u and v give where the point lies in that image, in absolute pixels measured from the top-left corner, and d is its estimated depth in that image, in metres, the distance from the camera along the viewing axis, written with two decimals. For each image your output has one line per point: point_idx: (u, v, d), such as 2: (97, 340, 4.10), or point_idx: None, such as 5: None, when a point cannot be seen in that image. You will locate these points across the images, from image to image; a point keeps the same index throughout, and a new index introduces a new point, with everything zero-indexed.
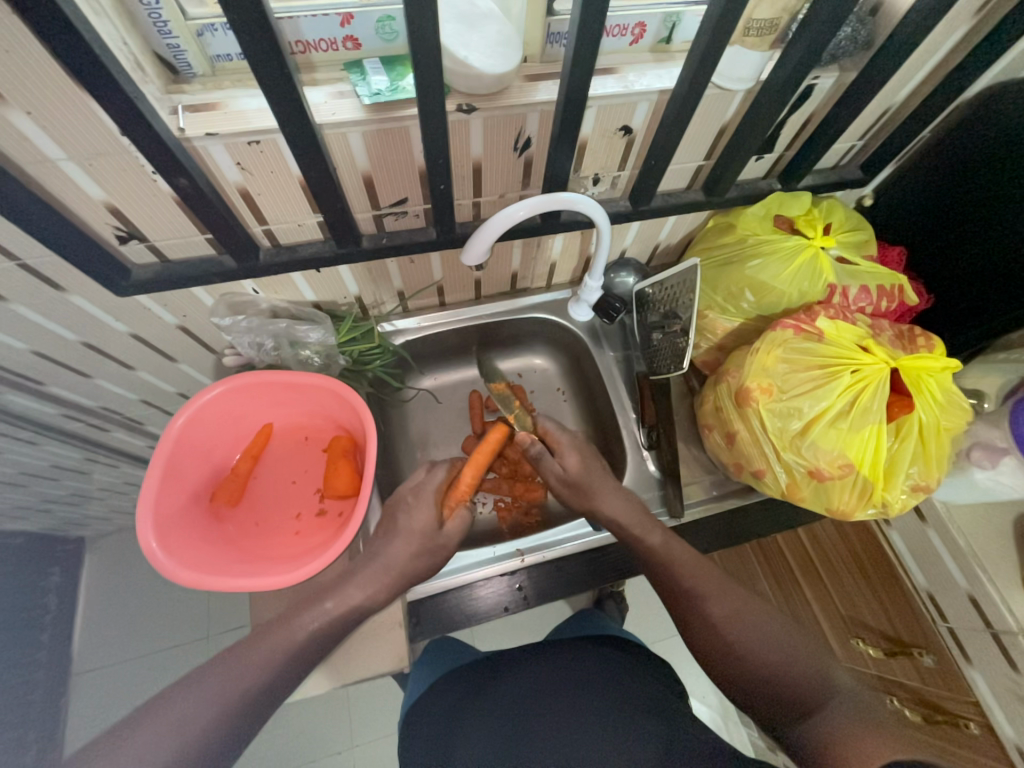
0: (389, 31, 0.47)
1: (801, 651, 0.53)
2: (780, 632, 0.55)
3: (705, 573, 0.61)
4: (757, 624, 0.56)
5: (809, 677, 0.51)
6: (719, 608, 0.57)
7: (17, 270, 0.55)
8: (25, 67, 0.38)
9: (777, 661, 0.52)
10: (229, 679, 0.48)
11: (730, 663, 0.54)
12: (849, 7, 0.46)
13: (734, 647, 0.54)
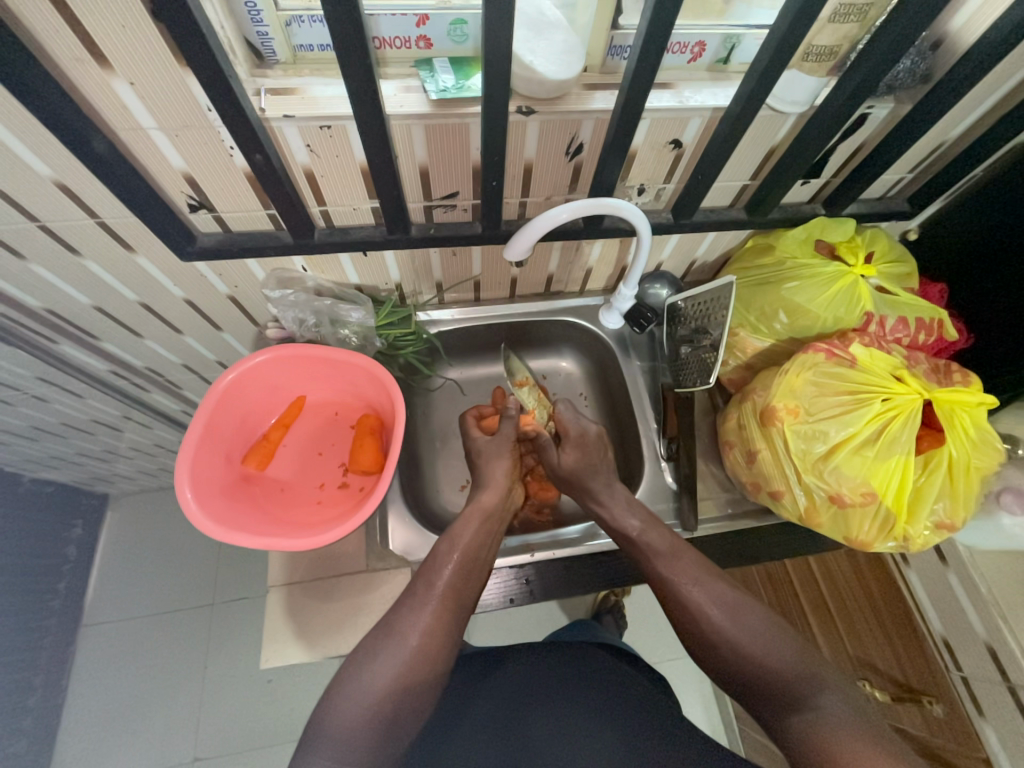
0: (460, 34, 0.50)
1: (788, 645, 0.54)
2: (765, 626, 0.56)
3: (687, 562, 0.62)
4: (749, 620, 0.56)
5: (797, 674, 0.52)
6: (704, 599, 0.58)
7: (95, 227, 0.59)
8: (135, 40, 0.42)
9: (759, 655, 0.54)
10: (418, 610, 0.56)
11: (715, 654, 0.56)
12: (910, 40, 0.47)
13: (721, 640, 0.56)
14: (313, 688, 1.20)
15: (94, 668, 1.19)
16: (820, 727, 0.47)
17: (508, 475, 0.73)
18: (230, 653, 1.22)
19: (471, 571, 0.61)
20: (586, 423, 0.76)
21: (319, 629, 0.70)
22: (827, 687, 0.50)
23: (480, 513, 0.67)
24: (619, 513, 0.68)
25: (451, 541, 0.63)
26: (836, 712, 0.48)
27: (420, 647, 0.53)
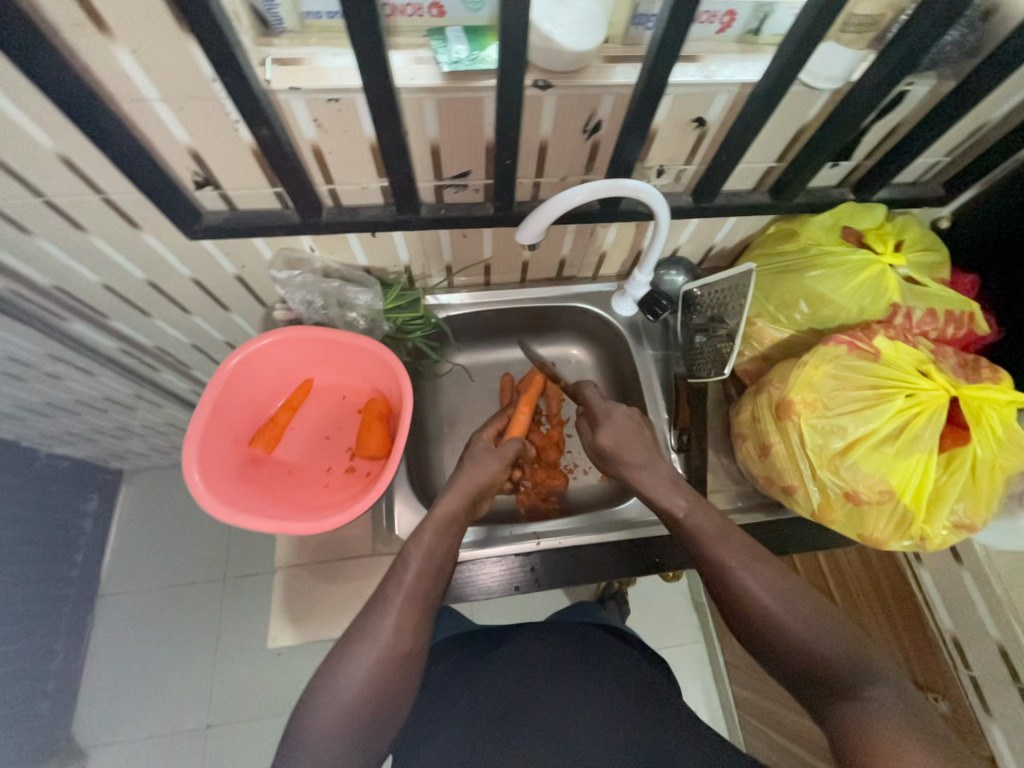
0: (475, 0, 0.47)
1: (845, 638, 0.51)
2: (819, 616, 0.52)
3: (735, 544, 0.59)
4: (794, 601, 0.54)
5: (846, 660, 0.49)
6: (753, 581, 0.56)
7: (100, 202, 0.58)
8: (136, 5, 0.40)
9: (812, 643, 0.51)
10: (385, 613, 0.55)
11: (763, 633, 0.53)
12: (960, 9, 0.44)
13: (766, 622, 0.53)
14: (323, 663, 1.23)
15: (112, 637, 1.23)
16: (871, 720, 0.45)
17: (478, 488, 0.69)
18: (241, 627, 1.25)
19: (438, 573, 0.60)
20: (613, 406, 0.77)
21: (327, 612, 0.71)
22: (877, 674, 0.48)
23: (437, 518, 0.64)
24: (663, 493, 0.66)
25: (418, 543, 0.61)
26: (887, 703, 0.46)
27: (390, 652, 0.52)
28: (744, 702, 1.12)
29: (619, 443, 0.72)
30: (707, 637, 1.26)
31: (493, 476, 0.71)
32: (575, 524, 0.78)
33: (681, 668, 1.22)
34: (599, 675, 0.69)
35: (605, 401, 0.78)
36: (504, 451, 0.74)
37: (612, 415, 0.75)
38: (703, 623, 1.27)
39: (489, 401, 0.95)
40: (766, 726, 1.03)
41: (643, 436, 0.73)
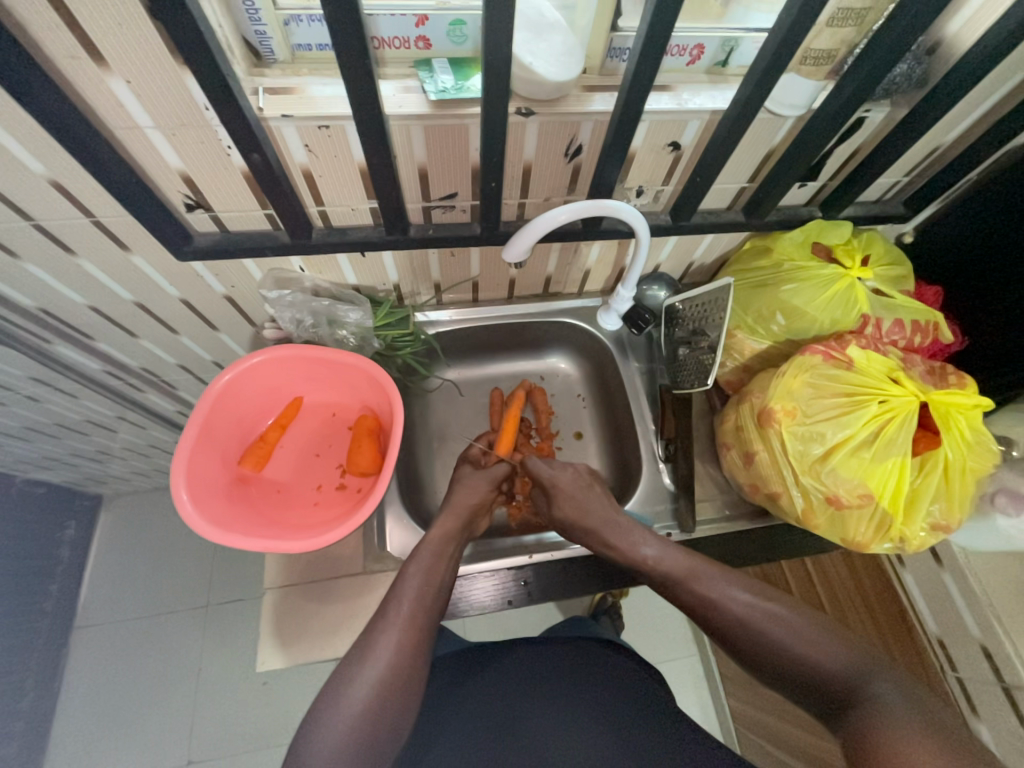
0: (459, 34, 0.50)
1: (839, 642, 0.53)
2: (807, 624, 0.54)
3: (706, 574, 0.61)
4: (782, 616, 0.55)
5: (844, 665, 0.51)
6: (737, 604, 0.57)
7: (89, 226, 0.59)
8: (132, 38, 0.42)
9: (808, 654, 0.52)
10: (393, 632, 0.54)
11: (759, 656, 0.55)
12: (906, 46, 0.48)
13: (758, 643, 0.55)
14: (310, 691, 1.19)
15: (87, 670, 1.18)
16: (877, 722, 0.46)
17: (470, 508, 0.71)
18: (225, 656, 1.21)
19: (438, 594, 0.60)
20: (558, 472, 0.75)
21: (316, 631, 0.70)
22: (875, 674, 0.49)
23: (435, 538, 0.64)
24: (628, 543, 0.67)
25: (417, 563, 0.61)
26: (891, 702, 0.47)
27: (392, 673, 0.51)
28: (740, 714, 1.12)
29: (573, 509, 0.71)
30: (701, 650, 1.25)
31: (486, 495, 0.73)
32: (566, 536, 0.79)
33: (676, 681, 1.22)
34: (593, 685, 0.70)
35: (551, 465, 0.77)
36: (493, 472, 0.76)
37: (559, 481, 0.74)
38: (697, 636, 1.26)
39: (479, 416, 0.95)
40: (761, 737, 1.03)
41: (593, 489, 0.73)
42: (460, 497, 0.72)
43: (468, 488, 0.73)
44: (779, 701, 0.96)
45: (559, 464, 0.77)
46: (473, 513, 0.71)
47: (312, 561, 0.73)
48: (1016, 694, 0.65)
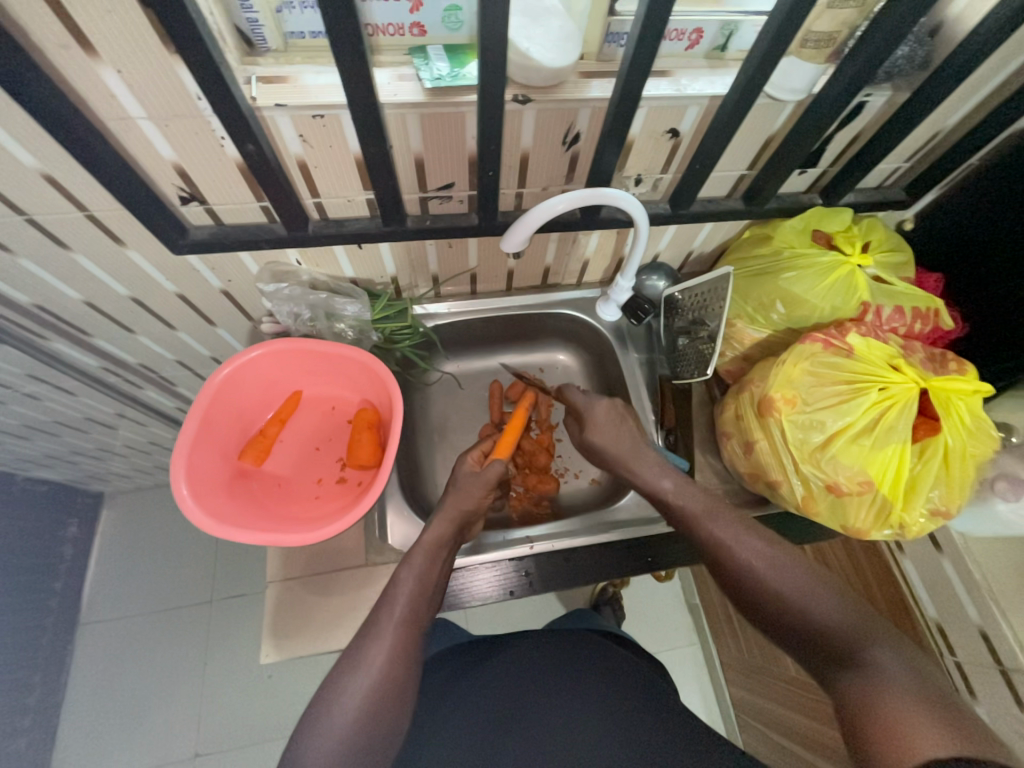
0: (454, 20, 0.49)
1: (847, 605, 0.50)
2: (812, 581, 0.52)
3: (723, 518, 0.61)
4: (789, 567, 0.54)
5: (846, 627, 0.48)
6: (746, 552, 0.56)
7: (83, 220, 0.58)
8: (121, 26, 0.41)
9: (809, 610, 0.50)
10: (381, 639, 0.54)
11: (761, 603, 0.54)
12: (908, 27, 0.47)
13: (763, 592, 0.54)
14: (315, 683, 1.20)
15: (93, 667, 1.19)
16: (872, 685, 0.43)
17: (463, 512, 0.69)
18: (228, 651, 1.22)
19: (427, 598, 0.59)
20: (594, 401, 0.78)
21: (319, 624, 0.70)
22: (878, 637, 0.46)
23: (427, 544, 0.64)
24: (652, 473, 0.69)
25: (409, 568, 0.61)
26: (893, 668, 0.44)
27: (383, 676, 0.51)
28: (741, 702, 1.13)
29: (606, 439, 0.75)
30: (701, 639, 1.26)
31: (479, 500, 0.71)
32: (566, 527, 0.79)
33: (677, 670, 1.23)
34: (595, 676, 0.70)
35: (587, 395, 0.79)
36: (486, 476, 0.71)
37: (595, 413, 0.77)
38: (697, 625, 1.27)
39: (479, 408, 0.95)
40: (762, 723, 1.04)
41: (628, 424, 0.75)
42: (454, 501, 0.70)
43: (464, 492, 0.71)
44: (779, 688, 0.97)
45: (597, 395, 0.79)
46: (465, 520, 0.69)
47: (315, 554, 0.73)
48: (1014, 678, 0.65)
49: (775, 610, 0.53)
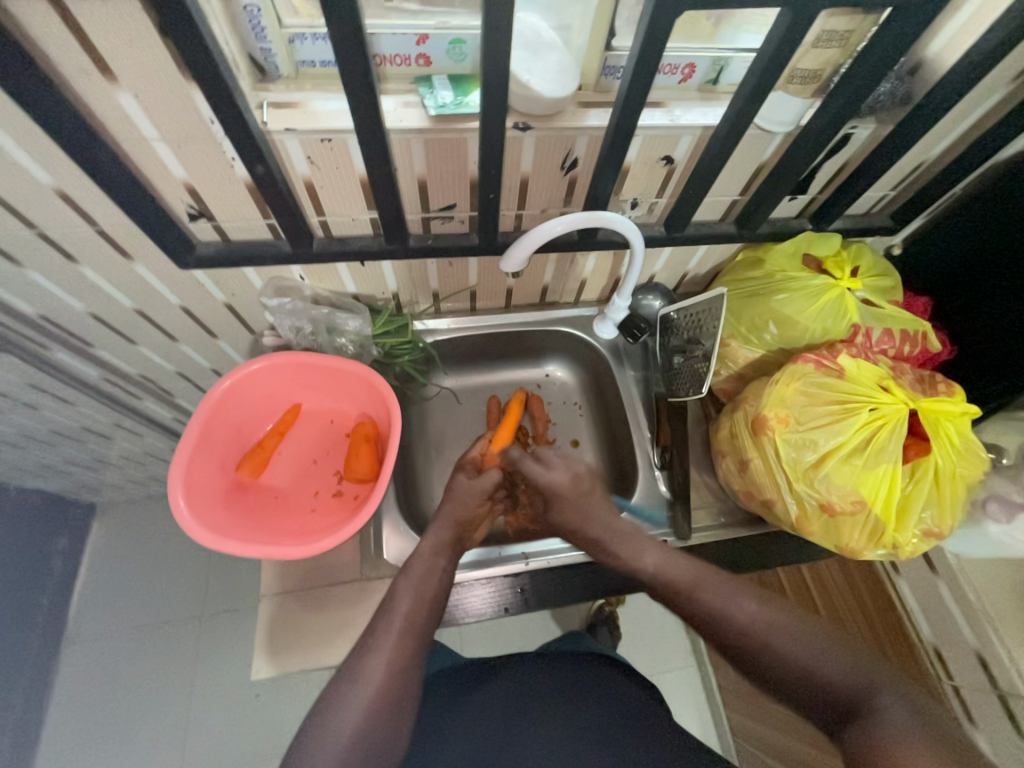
0: (458, 53, 0.52)
1: (846, 651, 0.51)
2: (812, 631, 0.52)
3: (712, 581, 0.59)
4: (788, 627, 0.53)
5: (849, 678, 0.49)
6: (742, 612, 0.55)
7: (93, 234, 0.60)
8: (141, 54, 0.43)
9: (812, 665, 0.50)
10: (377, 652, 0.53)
11: (763, 668, 0.53)
12: (888, 66, 0.50)
13: (761, 653, 0.53)
14: (303, 703, 1.17)
15: (76, 685, 1.16)
16: (881, 734, 0.44)
17: (459, 520, 0.68)
18: (216, 670, 1.19)
19: (431, 608, 0.58)
20: (553, 475, 0.72)
21: (309, 641, 0.69)
22: (883, 688, 0.47)
23: (425, 551, 0.63)
24: (633, 554, 0.66)
25: (407, 578, 0.60)
26: (899, 719, 0.45)
27: (384, 693, 0.50)
28: (740, 727, 1.11)
29: (578, 518, 0.70)
30: (699, 662, 1.25)
31: (473, 511, 0.69)
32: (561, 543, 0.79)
33: (675, 693, 1.21)
34: (595, 705, 0.69)
35: (546, 467, 0.73)
36: (480, 485, 0.70)
37: (556, 486, 0.72)
38: (695, 647, 1.26)
39: (476, 423, 0.96)
40: (759, 748, 1.02)
41: (593, 494, 0.72)
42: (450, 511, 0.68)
43: (455, 503, 0.69)
44: (778, 713, 0.96)
45: (556, 464, 0.73)
46: (460, 533, 0.67)
47: (310, 568, 0.73)
48: (1011, 703, 0.65)
49: (774, 668, 0.52)
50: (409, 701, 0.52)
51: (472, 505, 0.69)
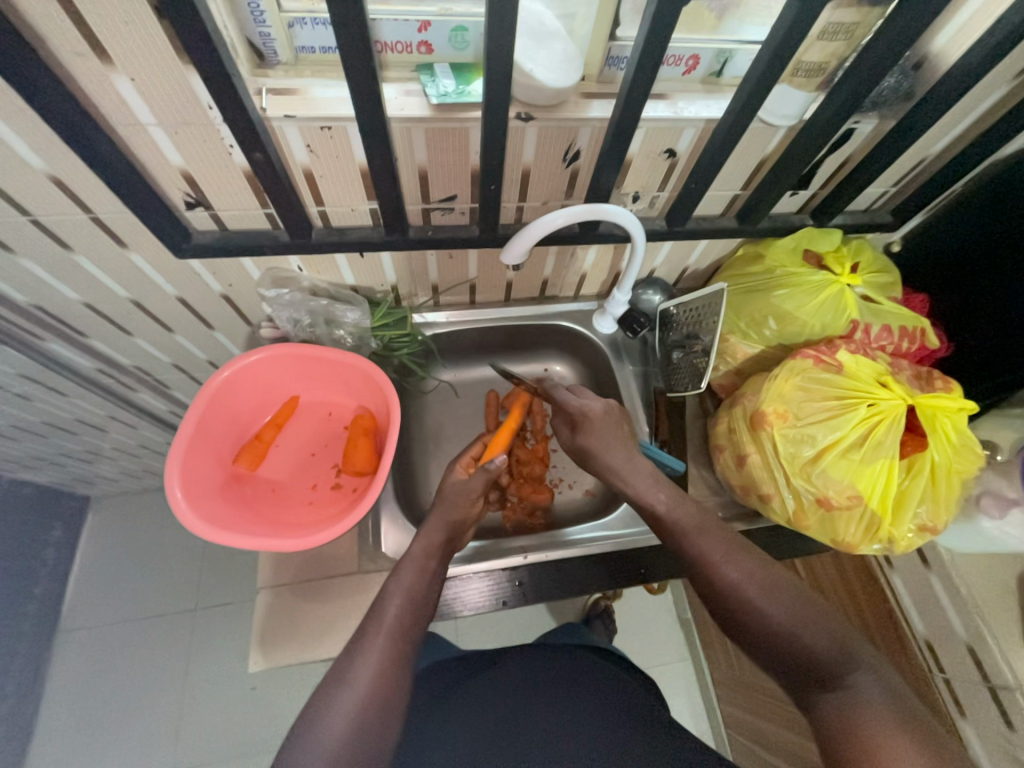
0: (461, 41, 0.51)
1: (830, 624, 0.51)
2: (798, 601, 0.53)
3: (714, 537, 0.59)
4: (780, 593, 0.53)
5: (830, 649, 0.49)
6: (738, 573, 0.55)
7: (87, 222, 0.59)
8: (138, 37, 0.42)
9: (796, 630, 0.51)
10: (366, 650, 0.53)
11: (748, 628, 0.53)
12: (893, 60, 0.49)
13: (751, 616, 0.53)
14: (299, 695, 1.18)
15: (70, 677, 1.16)
16: (855, 709, 0.45)
17: (451, 522, 0.68)
18: (212, 662, 1.19)
19: (419, 613, 0.58)
20: (588, 403, 0.73)
21: (308, 633, 0.69)
22: (862, 664, 0.48)
23: (414, 555, 0.63)
24: (643, 486, 0.66)
25: (396, 582, 0.60)
26: (877, 696, 0.46)
27: (374, 690, 0.50)
28: (732, 718, 1.12)
29: (602, 445, 0.70)
30: (693, 655, 1.26)
31: (466, 514, 0.69)
32: (559, 537, 0.79)
33: (669, 685, 1.23)
34: (593, 697, 0.69)
35: (580, 397, 0.75)
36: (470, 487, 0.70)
37: (588, 413, 0.72)
38: (689, 640, 1.27)
39: (474, 417, 0.96)
40: (751, 740, 1.03)
41: (621, 427, 0.71)
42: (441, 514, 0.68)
43: (448, 506, 0.69)
44: (770, 705, 0.97)
45: (590, 394, 0.75)
46: (452, 536, 0.68)
47: (308, 561, 0.73)
48: (1001, 694, 0.66)
49: (758, 638, 0.52)
50: (402, 697, 0.52)
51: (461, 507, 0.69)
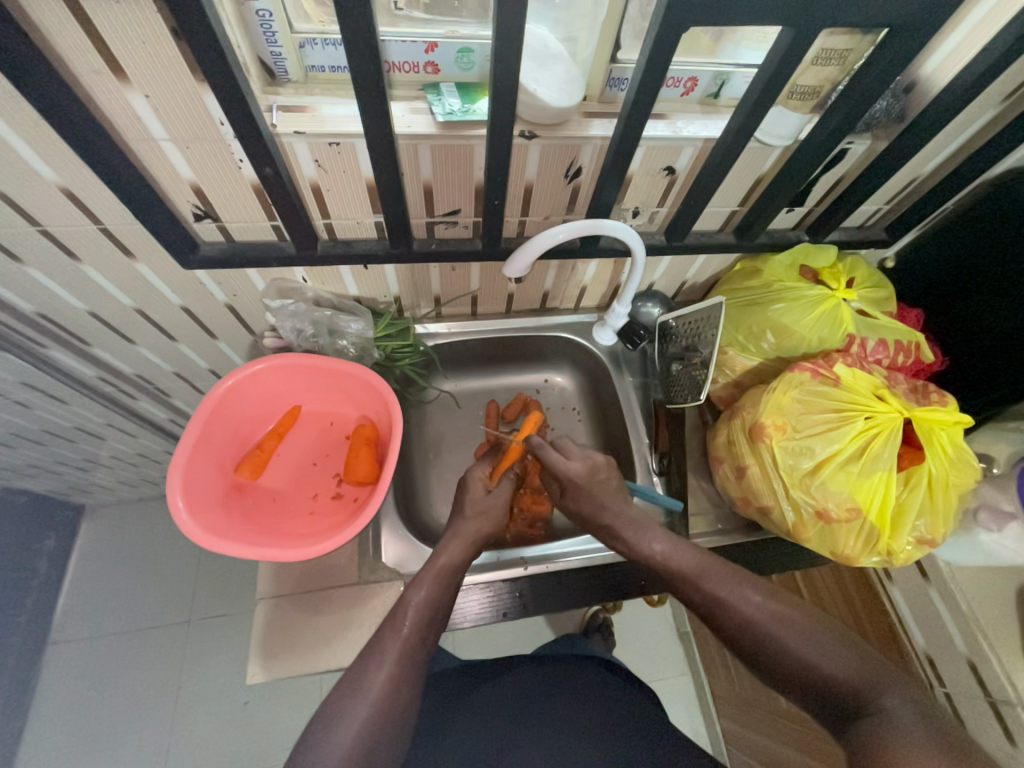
0: (467, 62, 0.52)
1: (854, 650, 0.52)
2: (823, 628, 0.53)
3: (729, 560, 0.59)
4: (802, 619, 0.54)
5: (855, 675, 0.50)
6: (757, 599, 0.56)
7: (96, 232, 0.60)
8: (154, 56, 0.44)
9: (821, 658, 0.51)
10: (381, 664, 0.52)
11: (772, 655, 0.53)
12: (885, 84, 0.51)
13: (763, 634, 0.54)
14: (293, 710, 1.16)
15: (59, 691, 1.14)
16: (880, 731, 0.46)
17: (476, 540, 0.66)
18: (206, 675, 1.17)
19: (435, 622, 0.57)
20: (570, 467, 0.71)
21: (308, 644, 0.69)
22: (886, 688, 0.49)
23: (437, 565, 0.62)
24: (638, 537, 0.66)
25: (417, 590, 0.59)
26: (904, 717, 0.46)
27: (385, 706, 0.50)
28: (732, 734, 1.11)
29: (590, 509, 0.70)
30: (693, 669, 1.25)
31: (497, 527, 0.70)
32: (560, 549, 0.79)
33: (669, 701, 1.21)
34: (592, 708, 0.69)
35: (564, 458, 0.72)
36: (501, 499, 0.72)
37: (573, 477, 0.71)
38: (689, 654, 1.26)
39: (474, 428, 0.96)
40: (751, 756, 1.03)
41: (609, 485, 0.71)
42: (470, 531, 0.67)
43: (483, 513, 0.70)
44: (771, 720, 0.96)
45: (575, 454, 0.73)
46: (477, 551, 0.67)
47: (307, 572, 0.73)
48: (1002, 709, 0.65)
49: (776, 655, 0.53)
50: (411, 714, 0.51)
51: (496, 519, 0.70)
